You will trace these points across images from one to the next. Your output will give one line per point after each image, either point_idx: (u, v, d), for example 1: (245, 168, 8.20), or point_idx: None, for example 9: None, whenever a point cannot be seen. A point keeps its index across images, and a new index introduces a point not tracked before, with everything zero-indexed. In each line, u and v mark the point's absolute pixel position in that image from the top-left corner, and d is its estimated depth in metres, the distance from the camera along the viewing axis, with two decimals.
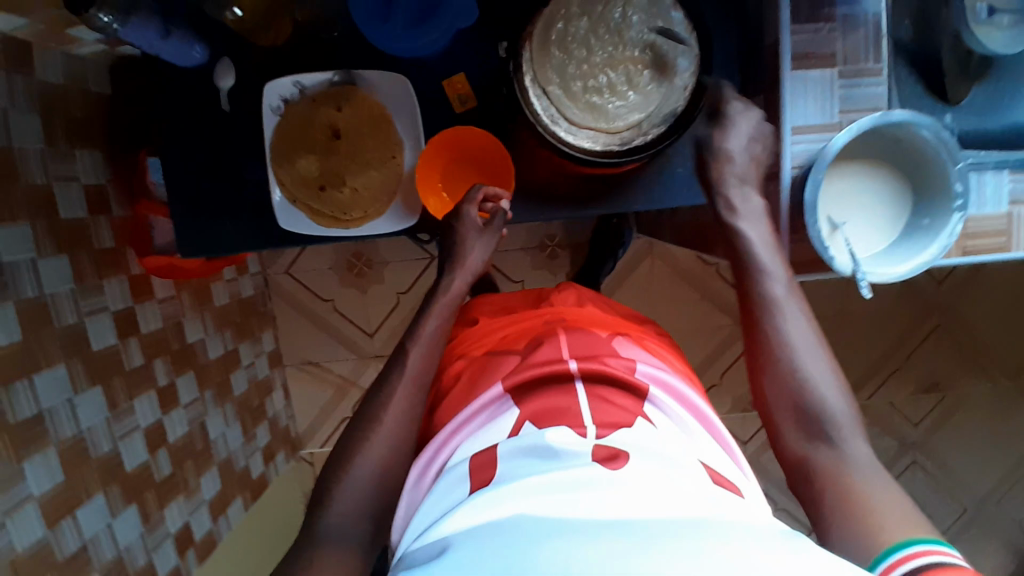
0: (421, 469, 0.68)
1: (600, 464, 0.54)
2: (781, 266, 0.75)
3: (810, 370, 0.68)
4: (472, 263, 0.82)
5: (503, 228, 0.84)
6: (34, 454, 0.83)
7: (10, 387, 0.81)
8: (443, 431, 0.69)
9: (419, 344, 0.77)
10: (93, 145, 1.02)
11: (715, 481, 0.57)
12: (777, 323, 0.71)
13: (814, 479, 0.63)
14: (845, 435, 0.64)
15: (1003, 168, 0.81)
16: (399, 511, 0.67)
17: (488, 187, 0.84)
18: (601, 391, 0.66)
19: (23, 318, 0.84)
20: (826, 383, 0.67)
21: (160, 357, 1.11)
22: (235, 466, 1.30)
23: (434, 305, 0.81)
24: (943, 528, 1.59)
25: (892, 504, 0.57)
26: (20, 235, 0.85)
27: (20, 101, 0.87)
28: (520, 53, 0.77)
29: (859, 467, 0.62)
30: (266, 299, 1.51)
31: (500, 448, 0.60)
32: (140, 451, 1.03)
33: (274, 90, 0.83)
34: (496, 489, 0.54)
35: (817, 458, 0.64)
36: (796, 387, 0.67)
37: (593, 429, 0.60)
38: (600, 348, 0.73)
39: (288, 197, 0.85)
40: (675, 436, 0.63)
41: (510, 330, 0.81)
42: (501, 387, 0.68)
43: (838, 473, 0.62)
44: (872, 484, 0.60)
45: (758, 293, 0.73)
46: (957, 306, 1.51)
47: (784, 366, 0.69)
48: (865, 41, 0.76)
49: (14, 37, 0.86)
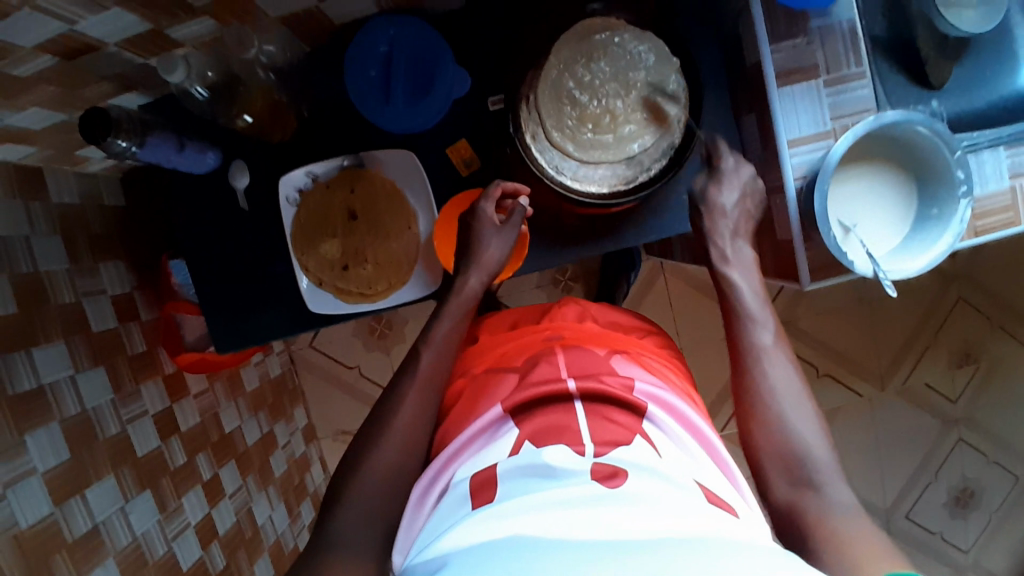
0: (422, 491, 0.69)
1: (598, 483, 0.56)
2: (768, 316, 0.80)
3: (791, 416, 0.72)
4: (487, 261, 0.83)
5: (521, 224, 0.83)
6: (95, 569, 0.84)
7: (65, 505, 0.82)
8: (445, 451, 0.70)
9: (431, 347, 0.80)
10: (114, 256, 1.05)
11: (710, 499, 0.58)
12: (763, 368, 0.76)
13: (798, 522, 0.65)
14: (826, 478, 0.67)
15: (999, 146, 0.83)
16: (398, 536, 0.68)
17: (506, 183, 0.84)
18: (600, 409, 0.67)
19: (69, 436, 0.86)
20: (808, 431, 0.71)
21: (201, 451, 1.12)
22: (285, 547, 1.30)
23: (448, 306, 0.83)
24: (1001, 500, 1.57)
25: (874, 546, 0.60)
26: (57, 355, 0.87)
27: (43, 227, 0.91)
28: (519, 113, 0.83)
29: (844, 512, 0.64)
30: (293, 375, 1.53)
31: (499, 466, 0.61)
32: (194, 547, 1.03)
33: (289, 182, 0.86)
34: (497, 507, 0.55)
35: (806, 504, 0.66)
36: (778, 430, 0.72)
37: (592, 447, 0.61)
38: (600, 365, 0.74)
39: (315, 281, 0.87)
40: (676, 457, 0.63)
41: (511, 347, 0.82)
42: (500, 409, 0.70)
43: (823, 517, 0.64)
44: (851, 526, 0.62)
45: (745, 338, 0.79)
46: (976, 276, 1.51)
47: (773, 412, 0.73)
48: (843, 48, 0.79)
49: (31, 168, 0.90)
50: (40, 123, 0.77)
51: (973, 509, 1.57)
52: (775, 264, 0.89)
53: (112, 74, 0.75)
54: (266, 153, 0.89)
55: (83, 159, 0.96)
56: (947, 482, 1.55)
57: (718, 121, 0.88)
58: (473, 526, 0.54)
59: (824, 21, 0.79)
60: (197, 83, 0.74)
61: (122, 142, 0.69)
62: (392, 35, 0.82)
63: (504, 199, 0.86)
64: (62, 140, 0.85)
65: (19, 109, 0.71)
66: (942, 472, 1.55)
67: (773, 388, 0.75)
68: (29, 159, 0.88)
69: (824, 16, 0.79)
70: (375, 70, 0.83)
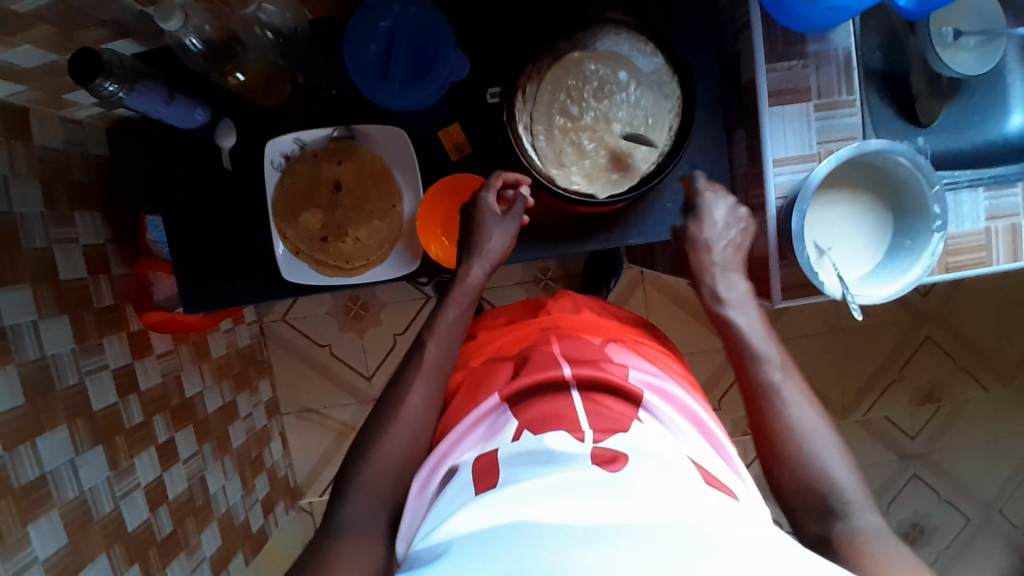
0: (427, 475, 0.69)
1: (599, 467, 0.57)
2: (779, 353, 0.75)
3: (820, 449, 0.67)
4: (491, 250, 0.83)
5: (524, 214, 0.85)
6: (38, 518, 0.82)
7: (14, 451, 0.81)
8: (446, 441, 0.71)
9: (435, 338, 0.80)
10: (92, 207, 1.03)
11: (709, 482, 0.58)
12: (778, 405, 0.70)
13: (835, 554, 0.61)
14: (857, 510, 0.63)
15: (977, 187, 0.84)
16: (400, 527, 0.67)
17: (507, 174, 0.85)
18: (597, 396, 0.68)
19: (26, 382, 0.84)
20: (833, 460, 0.66)
21: (159, 413, 1.10)
22: (235, 520, 1.28)
23: (451, 296, 0.83)
24: (949, 539, 1.60)
25: (910, 568, 0.56)
26: (22, 298, 0.86)
27: (22, 168, 0.89)
28: (513, 100, 0.82)
29: (878, 538, 0.60)
30: (263, 348, 1.51)
31: (502, 453, 0.63)
32: (142, 509, 1.01)
33: (275, 147, 0.85)
34: (498, 493, 0.56)
35: (837, 533, 0.62)
36: (802, 468, 0.67)
37: (590, 433, 0.62)
38: (597, 354, 0.75)
39: (292, 249, 0.86)
40: (668, 439, 0.64)
41: (508, 339, 0.84)
42: (498, 398, 0.71)
43: (856, 548, 0.60)
44: (888, 555, 0.58)
45: (755, 376, 0.73)
46: (946, 317, 1.54)
47: (788, 444, 0.68)
48: (836, 75, 0.81)
49: (15, 107, 0.88)
50: (31, 62, 0.76)
51: (921, 546, 1.60)
52: (750, 280, 0.90)
53: (110, 20, 0.74)
54: (257, 117, 0.88)
55: (71, 104, 0.95)
56: (899, 516, 1.58)
57: (709, 135, 0.90)
58: (471, 512, 0.55)
59: (820, 46, 0.80)
60: (192, 35, 0.72)
61: (111, 86, 0.69)
62: (396, 13, 0.82)
63: (505, 190, 0.86)
64: (51, 83, 0.84)
65: (10, 44, 0.70)
66: (895, 507, 1.58)
67: (786, 416, 0.69)
68: (15, 98, 0.86)
69: (821, 42, 0.80)
70: (376, 44, 0.83)
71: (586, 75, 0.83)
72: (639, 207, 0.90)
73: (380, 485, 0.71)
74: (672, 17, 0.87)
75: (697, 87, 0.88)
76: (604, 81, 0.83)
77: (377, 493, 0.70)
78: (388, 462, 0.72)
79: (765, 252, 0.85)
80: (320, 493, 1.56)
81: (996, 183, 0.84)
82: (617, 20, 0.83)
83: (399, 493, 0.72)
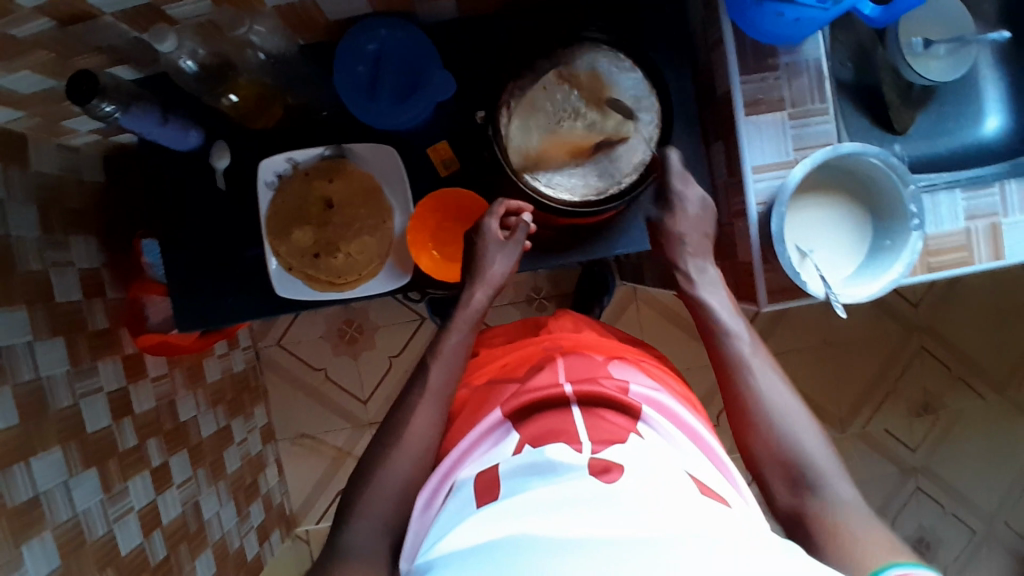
0: (429, 493, 0.70)
1: (595, 477, 0.57)
2: (745, 328, 0.81)
3: (783, 423, 0.73)
4: (493, 275, 0.85)
5: (525, 241, 0.86)
6: (31, 539, 0.82)
7: (8, 472, 0.81)
8: (448, 459, 0.71)
9: (440, 360, 0.81)
10: (87, 231, 1.05)
11: (703, 491, 0.59)
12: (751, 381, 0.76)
13: (806, 526, 0.67)
14: (824, 477, 0.69)
15: (954, 188, 0.86)
16: (402, 548, 0.67)
17: (510, 202, 0.86)
18: (596, 410, 0.69)
19: (20, 403, 0.84)
20: (808, 438, 0.72)
21: (153, 437, 1.10)
22: (230, 547, 1.26)
23: (455, 319, 0.84)
24: (954, 552, 1.58)
25: (872, 534, 0.63)
26: (16, 320, 0.86)
27: (18, 193, 0.91)
28: (498, 120, 0.85)
29: (847, 508, 0.67)
30: (257, 373, 1.51)
31: (502, 467, 0.63)
32: (135, 534, 1.00)
33: (269, 166, 0.87)
34: (500, 505, 0.56)
35: (807, 507, 0.68)
36: (776, 437, 0.73)
37: (588, 445, 0.63)
38: (597, 370, 0.76)
39: (284, 265, 0.88)
40: (662, 450, 0.65)
41: (510, 358, 0.84)
42: (501, 413, 0.71)
43: (826, 523, 0.66)
44: (855, 526, 0.64)
45: (728, 357, 0.79)
46: (938, 327, 1.55)
47: (766, 424, 0.73)
48: (809, 85, 0.84)
49: (13, 134, 0.90)
50: (27, 88, 0.79)
51: (927, 560, 1.57)
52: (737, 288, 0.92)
53: (106, 45, 0.77)
54: (249, 139, 0.90)
55: (69, 131, 0.97)
56: (903, 530, 1.56)
57: (689, 147, 0.92)
58: (473, 526, 0.55)
59: (792, 58, 0.83)
60: (187, 57, 0.78)
61: (107, 107, 0.71)
62: (382, 35, 0.85)
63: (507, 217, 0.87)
64: (49, 109, 0.86)
65: (11, 70, 0.72)
66: (898, 521, 1.56)
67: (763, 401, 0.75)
68: (12, 124, 0.88)
69: (793, 53, 0.83)
70: (364, 66, 0.85)
71: (564, 88, 0.86)
72: (623, 218, 0.92)
73: (373, 494, 0.71)
74: (649, 35, 0.91)
75: (675, 100, 0.91)
76: (596, 88, 0.86)
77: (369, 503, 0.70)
78: (381, 471, 0.72)
79: (748, 258, 0.86)
80: (316, 521, 1.54)
81: (973, 183, 0.86)
82: (596, 38, 0.86)
83: (390, 502, 0.71)
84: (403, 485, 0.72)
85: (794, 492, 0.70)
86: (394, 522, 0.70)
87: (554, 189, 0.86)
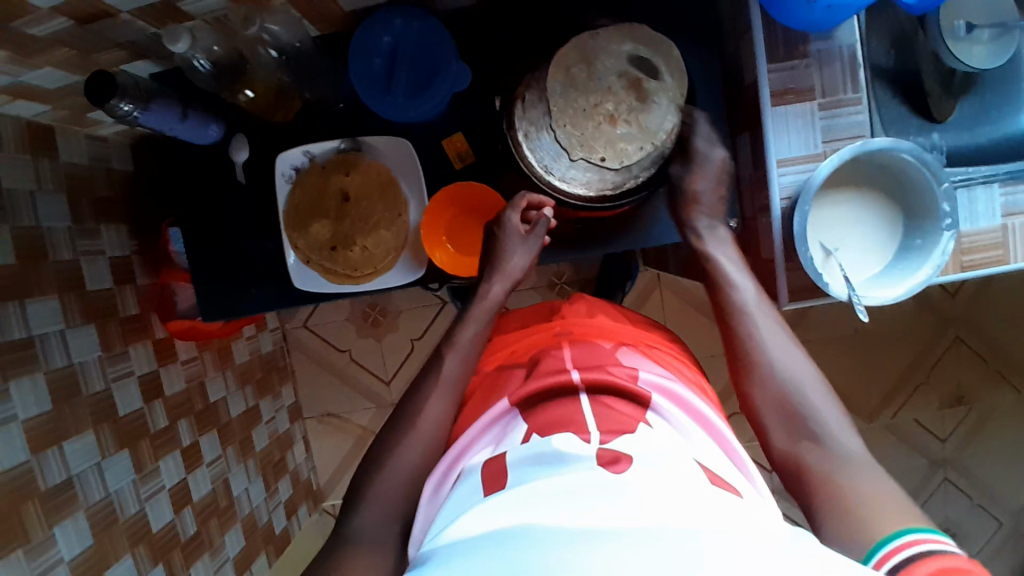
0: (439, 478, 0.70)
1: (603, 468, 0.56)
2: (749, 278, 0.80)
3: (786, 370, 0.73)
4: (513, 269, 0.86)
5: (546, 235, 0.87)
6: (65, 519, 0.86)
7: (43, 455, 0.85)
8: (456, 445, 0.72)
9: (454, 351, 0.82)
10: (118, 219, 1.08)
11: (714, 482, 0.58)
12: (752, 327, 0.76)
13: (805, 478, 0.66)
14: (830, 430, 0.68)
15: (992, 182, 0.82)
16: (412, 531, 0.68)
17: (531, 196, 0.86)
18: (603, 398, 0.68)
19: (53, 389, 0.88)
20: (819, 395, 0.71)
21: (183, 418, 1.14)
22: (258, 522, 1.31)
23: (472, 311, 0.85)
24: (983, 544, 1.55)
25: (880, 493, 0.61)
26: (49, 308, 0.90)
27: (49, 185, 0.93)
28: (512, 110, 0.84)
29: (852, 463, 0.66)
30: (285, 354, 1.55)
31: (510, 456, 0.63)
32: (166, 510, 1.05)
33: (286, 159, 0.88)
34: (503, 496, 0.56)
35: (807, 458, 0.68)
36: (776, 391, 0.72)
37: (597, 435, 0.62)
38: (604, 358, 0.75)
39: (303, 258, 0.89)
40: (673, 439, 0.64)
41: (518, 346, 0.84)
42: (508, 403, 0.71)
43: (831, 476, 0.64)
44: (860, 479, 0.63)
45: (729, 303, 0.79)
46: (975, 316, 1.49)
47: (767, 371, 0.74)
48: (841, 73, 0.80)
49: (42, 126, 0.92)
50: (52, 84, 0.80)
51: None
52: (759, 283, 0.90)
53: (125, 42, 0.77)
54: (268, 131, 0.91)
55: (95, 122, 0.99)
56: (929, 522, 1.53)
57: (713, 136, 0.89)
58: (474, 514, 0.55)
59: (823, 45, 0.79)
60: (201, 55, 0.77)
61: (126, 105, 0.72)
62: (398, 26, 0.83)
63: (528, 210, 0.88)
64: (74, 102, 0.88)
65: (34, 67, 0.73)
66: (924, 512, 1.53)
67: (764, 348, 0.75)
68: (41, 117, 0.90)
69: (825, 39, 0.79)
70: (380, 58, 0.84)
71: (584, 69, 0.82)
72: (643, 211, 0.91)
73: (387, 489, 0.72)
74: (673, 21, 0.88)
75: (699, 90, 0.88)
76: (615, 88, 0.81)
77: (385, 497, 0.71)
78: (394, 465, 0.73)
79: (771, 255, 0.84)
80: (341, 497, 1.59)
81: (1013, 178, 0.82)
82: (612, 26, 0.83)
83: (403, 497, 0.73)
84: (418, 479, 0.73)
85: (798, 441, 0.69)
86: (408, 517, 0.71)
87: (587, 189, 0.84)
